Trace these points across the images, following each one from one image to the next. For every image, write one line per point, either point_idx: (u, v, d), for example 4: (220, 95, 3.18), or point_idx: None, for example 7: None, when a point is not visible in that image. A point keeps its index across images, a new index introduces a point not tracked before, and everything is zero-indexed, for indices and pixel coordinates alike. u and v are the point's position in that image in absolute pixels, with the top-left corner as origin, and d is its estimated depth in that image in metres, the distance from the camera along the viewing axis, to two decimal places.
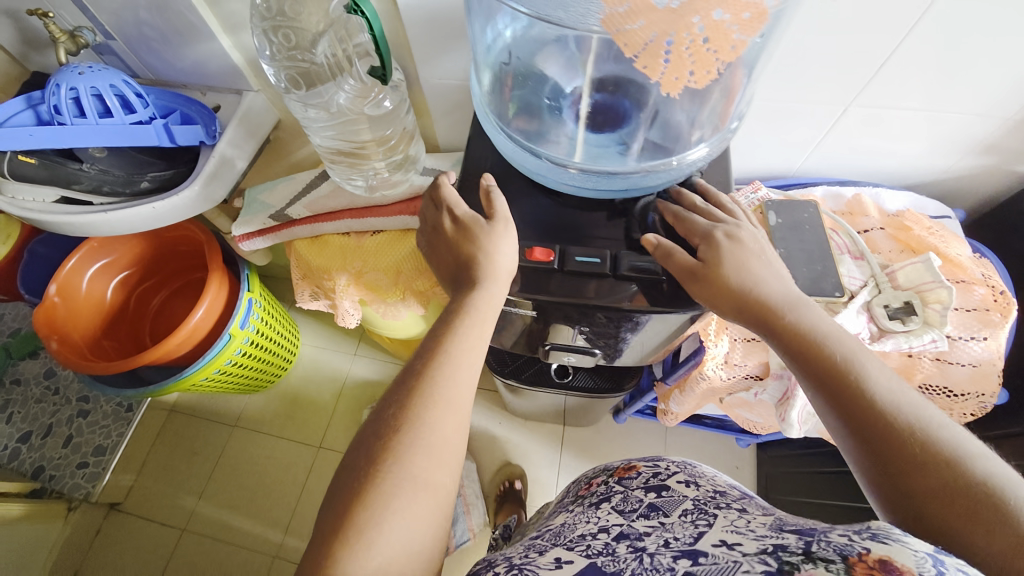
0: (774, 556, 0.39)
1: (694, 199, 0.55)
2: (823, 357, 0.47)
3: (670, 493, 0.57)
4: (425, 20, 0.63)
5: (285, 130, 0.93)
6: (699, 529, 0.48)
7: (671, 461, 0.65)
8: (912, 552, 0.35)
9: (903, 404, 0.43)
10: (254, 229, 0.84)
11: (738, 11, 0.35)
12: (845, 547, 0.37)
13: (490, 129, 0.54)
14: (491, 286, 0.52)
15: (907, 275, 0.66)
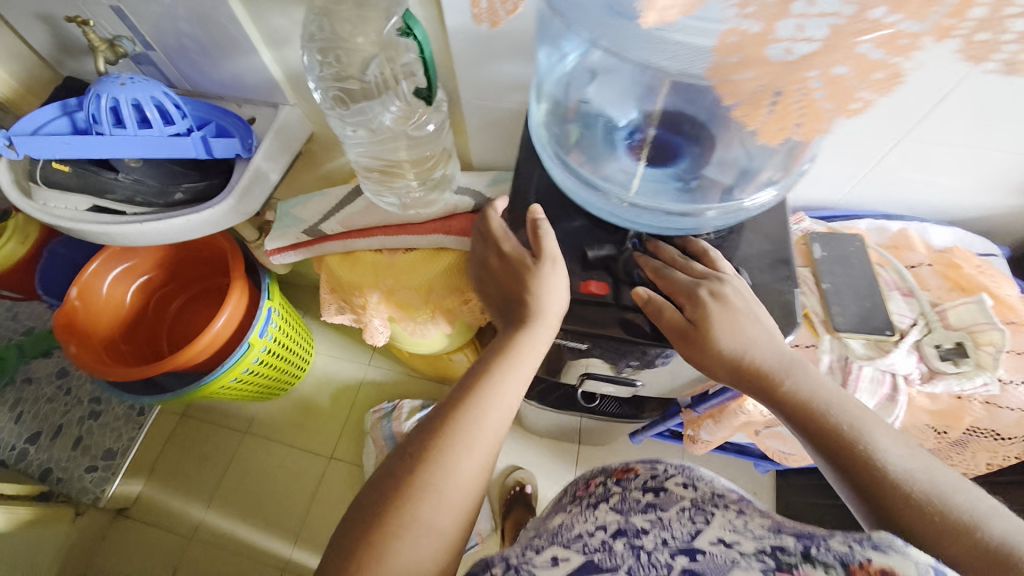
0: (771, 556, 0.40)
1: (670, 252, 0.54)
2: (822, 422, 0.46)
3: (667, 494, 0.60)
4: (474, 42, 0.62)
5: (317, 143, 0.92)
6: (697, 526, 0.51)
7: (668, 464, 0.68)
8: (914, 563, 0.32)
9: (915, 471, 0.41)
10: (286, 243, 0.83)
11: (867, 69, 0.31)
12: (845, 554, 0.36)
13: (546, 158, 0.53)
14: (539, 328, 0.51)
15: (959, 315, 0.64)
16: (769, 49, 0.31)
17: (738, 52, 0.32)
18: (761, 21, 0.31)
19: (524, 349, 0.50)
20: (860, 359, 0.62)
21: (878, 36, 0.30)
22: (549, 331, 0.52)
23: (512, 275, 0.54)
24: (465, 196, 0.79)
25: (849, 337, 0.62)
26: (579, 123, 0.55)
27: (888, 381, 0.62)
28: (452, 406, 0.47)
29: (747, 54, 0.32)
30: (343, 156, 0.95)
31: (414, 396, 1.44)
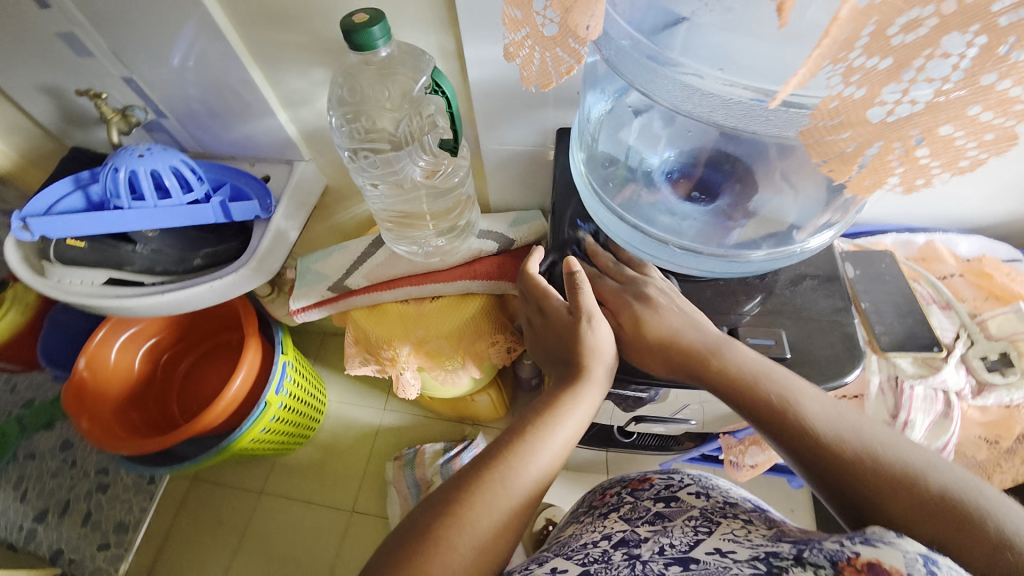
0: (764, 562, 0.37)
1: (606, 258, 0.57)
2: (748, 394, 0.44)
3: (678, 503, 0.52)
4: (497, 93, 0.63)
5: (331, 195, 0.92)
6: (697, 537, 0.46)
7: (686, 474, 0.59)
8: (902, 552, 0.31)
9: (842, 429, 0.40)
10: (310, 301, 0.82)
11: (980, 129, 0.25)
12: (835, 553, 0.34)
13: (592, 203, 0.53)
14: (589, 388, 0.49)
15: (999, 325, 0.65)
16: (871, 112, 0.25)
17: (837, 117, 0.25)
18: (866, 86, 0.24)
19: (571, 408, 0.47)
20: (911, 378, 0.61)
21: (993, 95, 0.23)
22: (602, 387, 0.50)
23: (555, 331, 0.53)
24: (489, 239, 0.78)
25: (897, 355, 0.62)
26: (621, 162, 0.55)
27: (941, 398, 0.62)
28: (494, 453, 0.44)
29: (846, 119, 0.25)
30: (356, 207, 0.94)
31: (434, 439, 1.37)
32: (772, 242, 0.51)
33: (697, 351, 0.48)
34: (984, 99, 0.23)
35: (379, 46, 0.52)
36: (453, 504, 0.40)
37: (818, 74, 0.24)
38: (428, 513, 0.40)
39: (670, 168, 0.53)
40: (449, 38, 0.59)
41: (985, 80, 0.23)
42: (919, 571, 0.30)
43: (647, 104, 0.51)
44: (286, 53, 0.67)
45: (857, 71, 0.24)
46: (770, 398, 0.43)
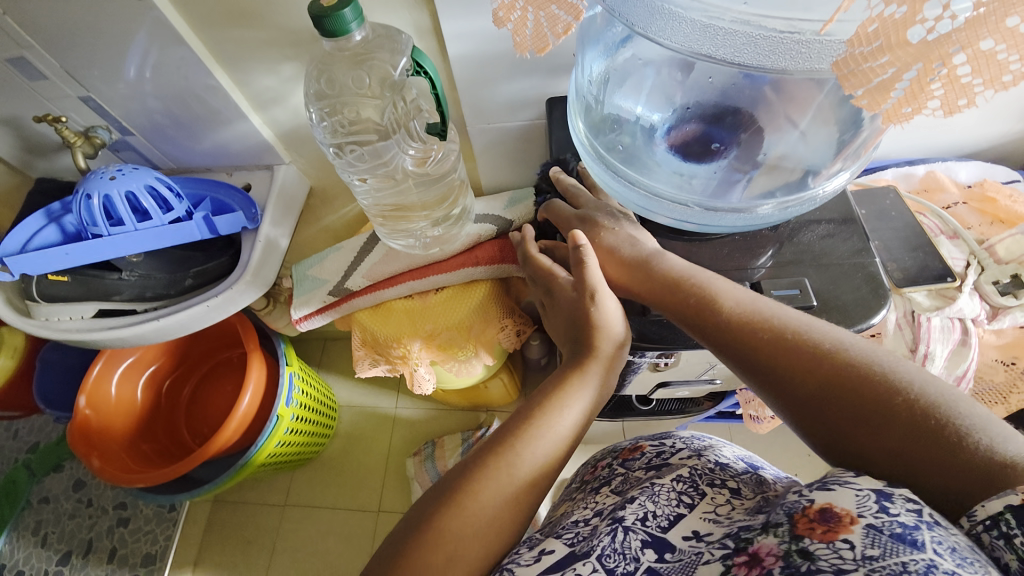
0: (733, 538, 0.37)
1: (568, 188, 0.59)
2: (677, 295, 0.47)
3: (668, 466, 0.51)
4: (480, 69, 0.60)
5: (316, 197, 0.89)
6: (679, 509, 0.43)
7: (678, 438, 0.57)
8: (855, 492, 0.32)
9: (762, 314, 0.44)
10: (313, 308, 0.80)
11: None
12: (793, 506, 0.34)
13: (598, 170, 0.52)
14: (597, 368, 0.47)
15: (1008, 248, 0.64)
16: (912, 31, 0.24)
17: (875, 41, 0.25)
18: (908, 3, 0.23)
19: (578, 388, 0.46)
20: (928, 311, 0.61)
21: None
22: (614, 364, 0.48)
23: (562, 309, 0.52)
24: (487, 222, 0.76)
25: (912, 291, 0.61)
26: (620, 125, 0.53)
27: (958, 327, 0.62)
28: (500, 437, 0.43)
29: (886, 41, 0.24)
30: (344, 206, 0.91)
31: (451, 431, 1.37)
32: (785, 190, 0.51)
33: (633, 264, 0.50)
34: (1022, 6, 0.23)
35: (353, 30, 0.49)
36: (452, 494, 0.40)
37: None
38: (434, 499, 0.40)
39: (671, 126, 0.51)
40: (423, 14, 0.56)
41: None
42: (870, 510, 0.31)
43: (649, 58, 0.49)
44: (251, 51, 0.63)
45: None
46: (699, 298, 0.46)
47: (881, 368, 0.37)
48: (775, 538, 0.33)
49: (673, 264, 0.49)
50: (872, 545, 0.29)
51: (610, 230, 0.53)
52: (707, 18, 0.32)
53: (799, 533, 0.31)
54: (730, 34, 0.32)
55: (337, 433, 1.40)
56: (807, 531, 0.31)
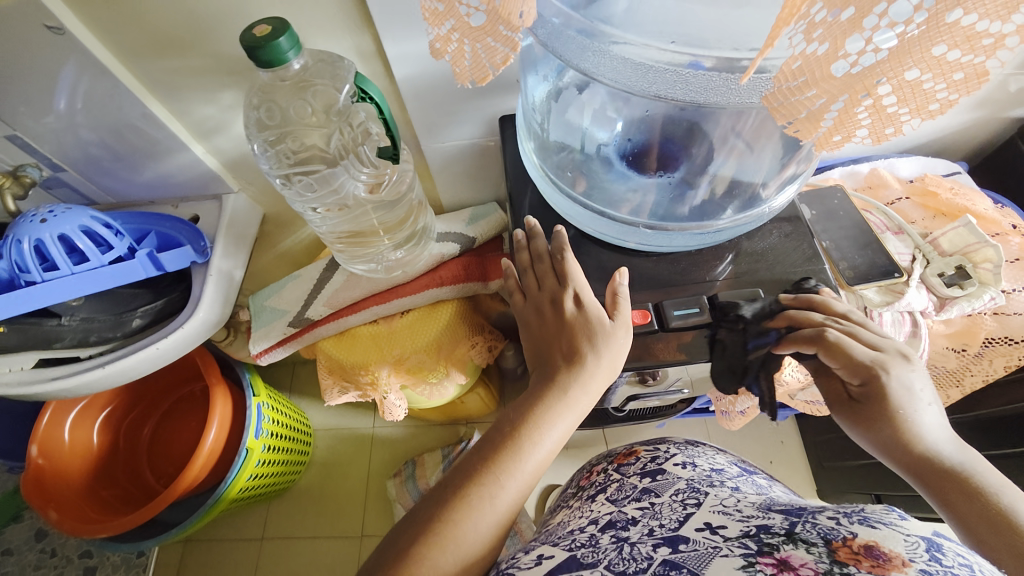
0: (755, 540, 0.37)
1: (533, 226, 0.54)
2: (969, 500, 0.39)
3: (664, 476, 0.52)
4: (428, 89, 0.58)
5: (271, 223, 0.86)
6: (687, 510, 0.45)
7: (671, 444, 0.60)
8: (903, 536, 0.33)
9: None
10: (273, 341, 0.78)
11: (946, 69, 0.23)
12: (829, 531, 0.35)
13: (558, 197, 0.53)
14: (580, 396, 0.46)
15: (951, 240, 0.66)
16: (835, 66, 0.23)
17: (800, 77, 0.24)
18: (829, 40, 0.23)
19: (557, 418, 0.45)
20: (878, 306, 0.63)
21: (958, 35, 0.22)
22: (598, 394, 0.47)
23: (552, 331, 0.49)
24: (449, 241, 0.76)
25: (863, 288, 0.62)
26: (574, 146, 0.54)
27: (907, 319, 0.65)
28: (483, 459, 0.42)
29: (811, 76, 0.24)
30: (301, 231, 0.89)
31: (433, 448, 1.34)
32: (736, 206, 0.53)
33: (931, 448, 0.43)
34: (947, 36, 0.22)
35: (290, 58, 0.47)
36: (431, 521, 0.39)
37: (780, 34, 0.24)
38: (428, 504, 0.41)
39: (622, 142, 0.52)
40: (365, 38, 0.55)
41: (950, 18, 0.22)
42: (920, 557, 0.30)
43: (586, 81, 0.47)
44: (187, 81, 0.60)
45: (818, 26, 0.23)
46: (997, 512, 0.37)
47: None
48: (811, 554, 0.33)
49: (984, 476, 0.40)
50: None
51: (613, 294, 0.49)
52: (642, 56, 0.34)
53: (843, 560, 0.32)
54: (658, 69, 0.34)
55: (313, 460, 1.35)
56: (852, 560, 0.32)
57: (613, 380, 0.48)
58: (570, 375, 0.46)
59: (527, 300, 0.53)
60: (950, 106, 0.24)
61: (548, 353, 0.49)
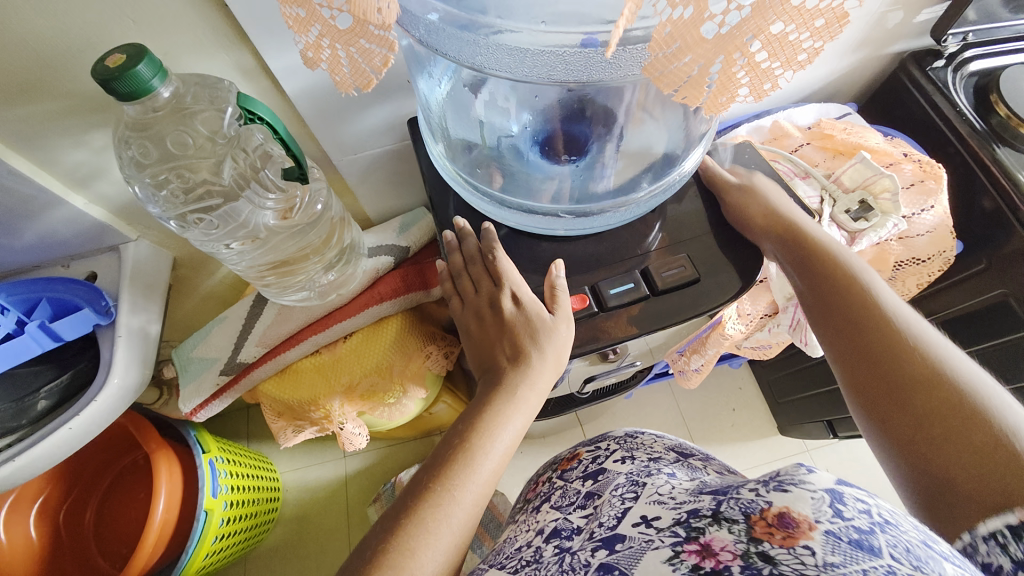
0: (684, 526, 0.38)
1: (462, 224, 0.53)
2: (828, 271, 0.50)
3: (605, 476, 0.55)
4: (328, 100, 0.55)
5: (184, 265, 0.79)
6: (626, 505, 0.46)
7: (610, 440, 0.64)
8: (810, 493, 0.32)
9: (900, 314, 0.46)
10: (207, 395, 0.73)
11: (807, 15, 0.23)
12: (747, 505, 0.35)
13: (475, 200, 0.52)
14: (528, 395, 0.46)
15: (851, 176, 0.71)
16: (705, 29, 0.23)
17: (674, 43, 0.24)
18: (693, 4, 0.23)
19: (510, 420, 0.45)
20: None
21: None
22: (547, 387, 0.48)
23: (495, 336, 0.49)
24: (382, 254, 0.73)
25: None
26: (485, 142, 0.52)
27: None
28: (433, 476, 0.41)
29: (683, 42, 0.24)
30: (221, 269, 0.82)
31: (409, 465, 1.30)
32: (652, 176, 0.53)
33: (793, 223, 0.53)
34: None
35: (157, 87, 0.42)
36: (383, 556, 0.37)
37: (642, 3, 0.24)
38: (379, 532, 0.39)
39: (530, 133, 0.51)
40: (245, 52, 0.50)
41: None
42: (825, 515, 0.31)
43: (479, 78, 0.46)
44: (46, 125, 0.53)
45: None
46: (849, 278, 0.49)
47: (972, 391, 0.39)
48: (731, 535, 0.34)
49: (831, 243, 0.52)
50: (832, 552, 0.29)
51: (548, 289, 0.49)
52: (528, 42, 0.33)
53: (757, 537, 0.32)
54: (540, 55, 0.34)
55: (286, 504, 1.27)
56: (767, 536, 0.32)
57: (560, 373, 0.49)
58: (517, 374, 0.47)
59: (464, 304, 0.52)
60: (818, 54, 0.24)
61: (491, 356, 0.49)
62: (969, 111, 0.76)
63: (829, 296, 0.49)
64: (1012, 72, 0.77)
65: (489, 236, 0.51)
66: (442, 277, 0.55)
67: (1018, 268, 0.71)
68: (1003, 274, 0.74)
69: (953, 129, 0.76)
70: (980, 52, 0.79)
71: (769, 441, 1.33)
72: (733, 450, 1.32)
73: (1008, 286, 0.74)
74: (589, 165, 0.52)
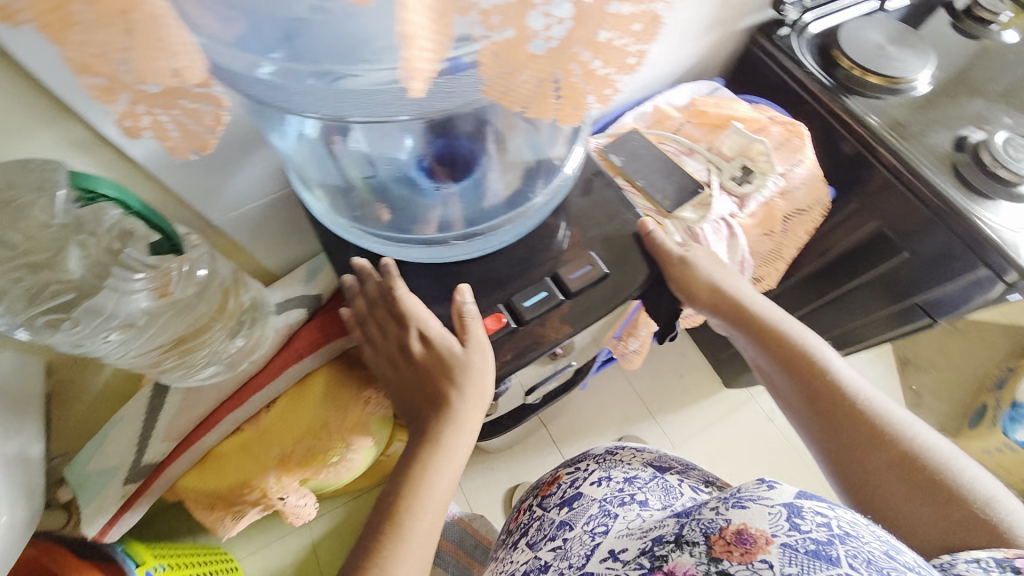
0: (648, 557, 0.47)
1: (361, 263, 0.49)
2: (790, 349, 0.60)
3: (580, 503, 0.63)
4: (185, 162, 0.49)
5: (62, 368, 0.68)
6: (596, 542, 0.56)
7: (590, 458, 0.71)
8: (768, 510, 0.40)
9: (852, 381, 0.57)
10: (116, 509, 0.66)
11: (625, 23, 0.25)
12: (707, 525, 0.43)
13: (363, 240, 0.51)
14: (456, 438, 0.48)
15: (729, 146, 0.77)
16: (533, 45, 0.25)
17: (506, 63, 0.26)
18: (512, 25, 0.24)
19: (442, 467, 0.47)
20: (698, 222, 0.72)
21: None
22: (474, 425, 0.49)
23: (414, 381, 0.50)
24: (291, 308, 0.67)
25: (681, 211, 0.72)
26: (365, 177, 0.51)
27: (723, 225, 0.73)
28: (371, 545, 0.45)
29: (516, 60, 0.25)
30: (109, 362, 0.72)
31: None
32: (541, 181, 0.54)
33: (747, 305, 0.62)
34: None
35: None
36: None
37: (459, 29, 0.23)
38: None
39: (411, 159, 0.50)
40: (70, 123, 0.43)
41: None
42: (782, 528, 0.39)
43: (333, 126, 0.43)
44: None
45: (492, 13, 0.23)
46: (807, 354, 0.59)
47: (919, 447, 0.51)
48: (692, 558, 0.42)
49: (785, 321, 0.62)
50: (789, 563, 0.37)
51: (457, 321, 0.49)
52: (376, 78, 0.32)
53: (719, 556, 0.40)
54: (374, 93, 0.33)
55: None
56: (726, 553, 0.40)
57: (488, 404, 0.49)
58: (442, 419, 0.48)
59: (376, 350, 0.51)
60: (643, 55, 0.27)
61: (414, 400, 0.50)
62: (817, 70, 0.83)
63: (795, 371, 0.59)
64: (848, 29, 0.85)
65: (389, 270, 0.49)
66: (349, 325, 0.54)
67: (884, 200, 0.80)
68: (874, 209, 0.82)
69: (806, 89, 0.84)
70: (816, 14, 0.86)
71: (718, 397, 1.40)
72: (688, 415, 1.38)
73: (881, 219, 0.82)
74: (474, 184, 0.52)
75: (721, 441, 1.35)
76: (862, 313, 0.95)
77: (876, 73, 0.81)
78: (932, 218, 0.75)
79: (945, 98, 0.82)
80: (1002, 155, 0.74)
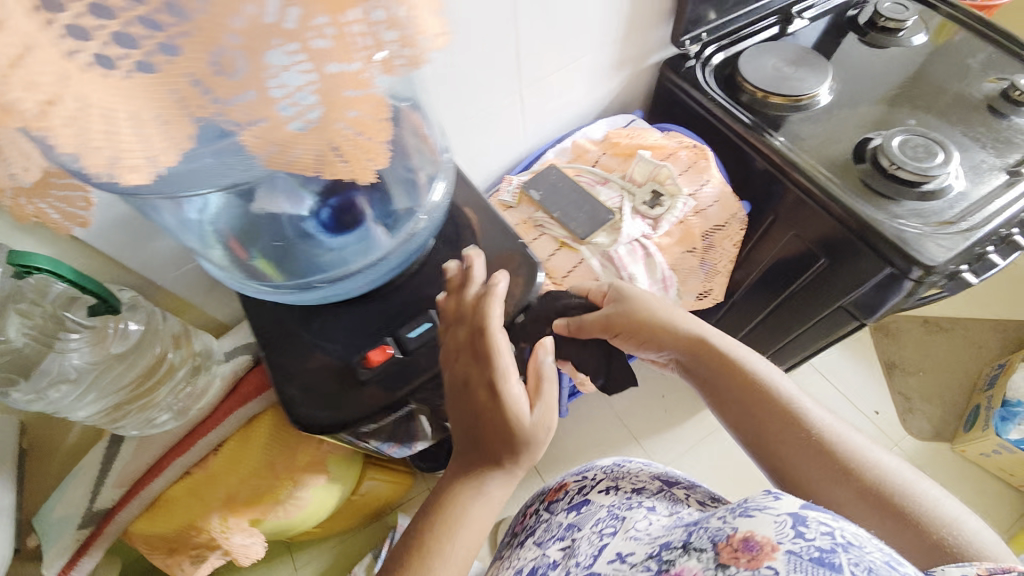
0: (656, 559, 0.45)
1: (478, 271, 0.57)
2: (738, 376, 0.59)
3: (588, 508, 0.63)
4: (116, 233, 0.56)
5: (36, 426, 0.74)
6: (604, 541, 0.55)
7: (598, 468, 0.70)
8: (773, 518, 0.36)
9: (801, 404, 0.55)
10: (72, 553, 0.71)
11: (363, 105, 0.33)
12: (718, 533, 0.39)
13: (277, 293, 0.58)
14: (496, 487, 0.51)
15: (640, 172, 0.83)
16: (291, 126, 0.32)
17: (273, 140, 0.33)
18: (265, 116, 0.31)
19: (474, 507, 0.50)
20: (611, 246, 0.78)
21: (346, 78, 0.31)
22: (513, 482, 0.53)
23: (467, 419, 0.52)
24: (237, 354, 0.71)
25: (595, 238, 0.79)
26: (259, 244, 0.56)
27: (638, 247, 0.79)
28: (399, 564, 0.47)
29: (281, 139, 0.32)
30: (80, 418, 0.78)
31: (366, 553, 1.23)
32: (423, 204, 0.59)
33: (694, 336, 0.63)
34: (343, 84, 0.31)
35: None
36: None
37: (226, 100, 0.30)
38: None
39: (306, 216, 0.55)
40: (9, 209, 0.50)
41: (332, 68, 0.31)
42: (787, 536, 0.35)
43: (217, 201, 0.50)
44: None
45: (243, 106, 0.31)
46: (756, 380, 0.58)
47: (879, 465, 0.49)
48: (700, 562, 0.39)
49: (733, 349, 0.62)
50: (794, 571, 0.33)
51: (538, 384, 0.53)
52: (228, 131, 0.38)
53: (724, 562, 0.36)
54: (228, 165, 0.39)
55: None
56: (733, 559, 0.36)
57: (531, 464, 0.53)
58: (494, 467, 0.51)
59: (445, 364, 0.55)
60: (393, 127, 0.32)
61: (463, 437, 0.52)
62: (722, 96, 0.89)
63: (744, 400, 0.58)
64: (746, 57, 0.91)
65: (500, 281, 0.56)
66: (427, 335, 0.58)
67: (801, 212, 0.83)
68: (790, 220, 0.86)
69: (712, 112, 0.89)
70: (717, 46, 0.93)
71: (700, 417, 1.39)
72: (670, 437, 1.37)
73: (796, 229, 0.86)
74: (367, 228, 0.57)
75: (705, 460, 1.34)
76: (797, 325, 0.97)
77: (776, 94, 0.86)
78: (855, 240, 0.77)
79: (845, 110, 0.87)
80: (898, 157, 0.77)
